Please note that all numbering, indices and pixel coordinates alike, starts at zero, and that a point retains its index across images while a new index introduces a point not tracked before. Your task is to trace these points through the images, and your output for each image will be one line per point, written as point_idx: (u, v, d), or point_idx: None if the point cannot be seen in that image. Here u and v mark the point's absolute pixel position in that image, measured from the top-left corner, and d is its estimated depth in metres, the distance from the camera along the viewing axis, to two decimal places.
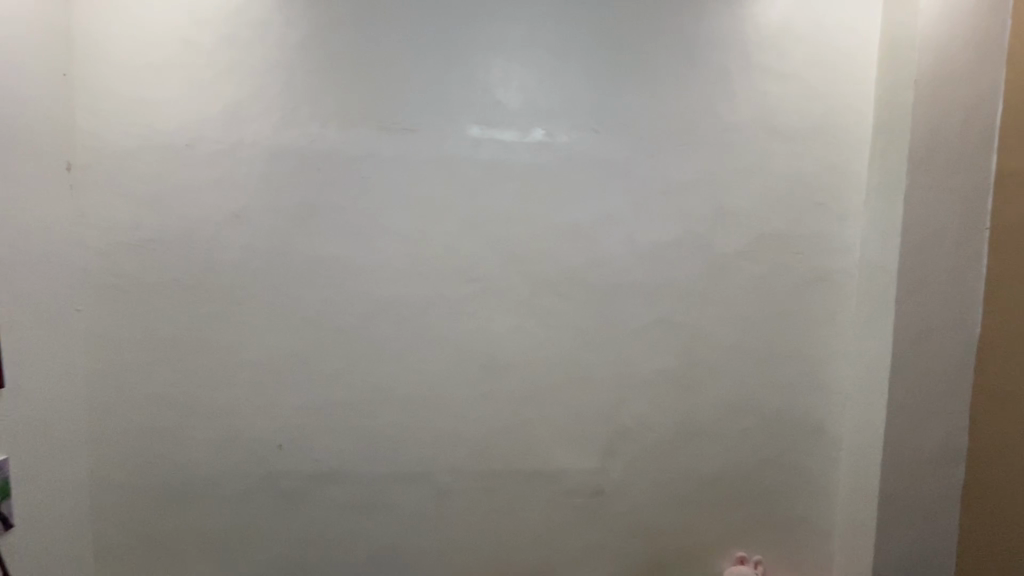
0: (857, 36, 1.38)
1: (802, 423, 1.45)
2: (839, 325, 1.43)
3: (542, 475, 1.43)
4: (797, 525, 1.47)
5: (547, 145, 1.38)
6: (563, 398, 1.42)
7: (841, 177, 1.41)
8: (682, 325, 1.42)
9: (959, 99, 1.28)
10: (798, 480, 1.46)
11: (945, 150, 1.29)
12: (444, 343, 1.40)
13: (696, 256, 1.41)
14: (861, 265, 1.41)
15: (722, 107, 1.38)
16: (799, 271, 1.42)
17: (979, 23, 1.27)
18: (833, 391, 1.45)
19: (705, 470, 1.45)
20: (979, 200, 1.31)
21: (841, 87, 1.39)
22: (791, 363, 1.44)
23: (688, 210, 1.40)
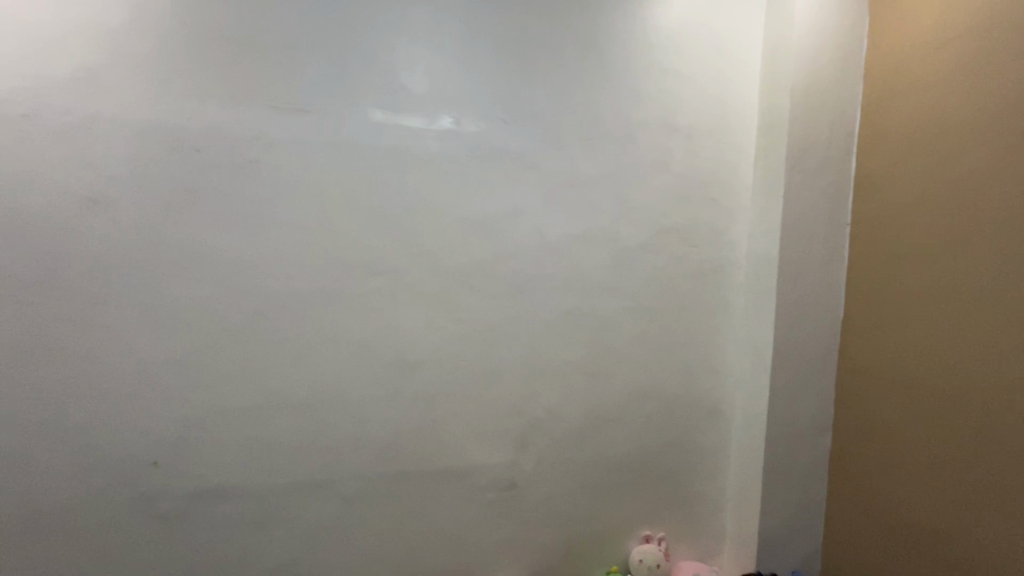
0: (743, 44, 1.49)
1: (699, 404, 1.55)
2: (729, 312, 1.54)
3: (455, 472, 1.40)
4: (695, 500, 1.57)
5: (455, 133, 1.33)
6: (475, 393, 1.39)
7: (730, 175, 1.51)
8: (590, 316, 1.45)
9: (826, 107, 1.43)
10: (696, 458, 1.56)
11: (816, 153, 1.43)
12: (346, 341, 1.31)
13: (603, 249, 1.44)
14: (748, 257, 1.53)
15: (625, 104, 1.43)
16: (695, 262, 1.50)
17: (840, 39, 1.42)
18: (724, 374, 1.56)
19: (613, 455, 1.49)
20: (842, 199, 1.47)
21: (730, 91, 1.49)
22: (689, 349, 1.52)
23: (595, 203, 1.43)
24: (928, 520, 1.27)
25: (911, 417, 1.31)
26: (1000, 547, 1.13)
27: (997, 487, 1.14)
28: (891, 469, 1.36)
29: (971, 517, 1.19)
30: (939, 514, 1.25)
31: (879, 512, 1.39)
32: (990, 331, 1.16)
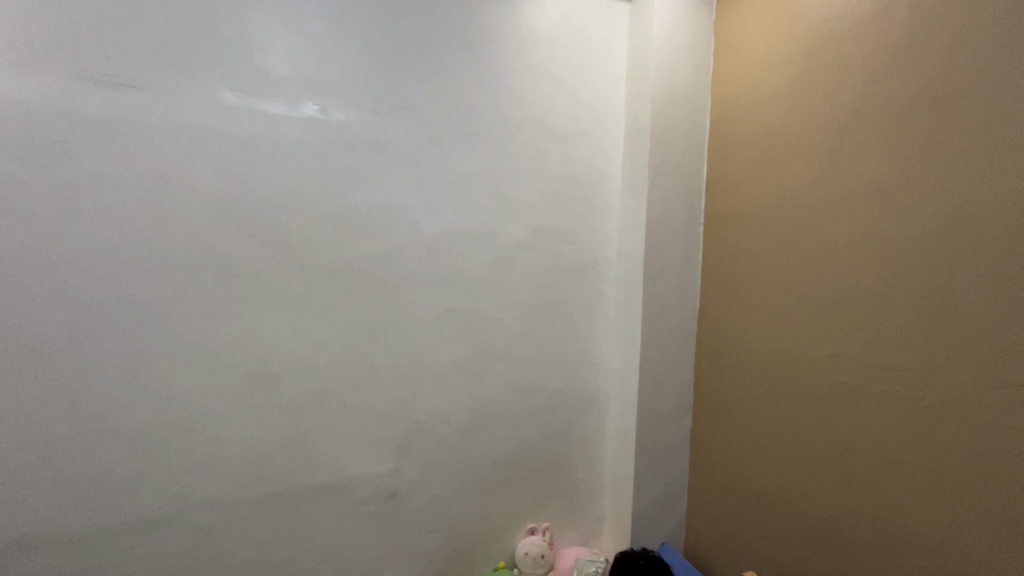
0: (610, 54, 1.57)
1: (578, 396, 1.61)
2: (602, 307, 1.63)
3: (330, 487, 1.30)
4: (576, 488, 1.64)
5: (321, 122, 1.23)
6: (348, 401, 1.30)
7: (600, 177, 1.59)
8: (471, 315, 1.44)
9: (682, 117, 1.55)
10: (576, 448, 1.63)
11: (674, 158, 1.55)
12: (194, 353, 1.15)
13: (483, 247, 1.44)
14: (618, 255, 1.63)
15: (502, 103, 1.43)
16: (571, 260, 1.56)
17: (692, 57, 1.56)
18: (600, 365, 1.64)
19: (498, 451, 1.50)
20: (696, 201, 1.61)
21: (600, 97, 1.57)
22: (567, 345, 1.58)
23: (474, 200, 1.41)
24: (788, 508, 1.34)
25: (763, 412, 1.41)
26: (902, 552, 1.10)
27: (835, 469, 1.22)
28: (744, 455, 1.47)
29: (818, 501, 1.27)
30: (794, 500, 1.33)
31: (745, 505, 1.47)
32: (859, 336, 1.18)
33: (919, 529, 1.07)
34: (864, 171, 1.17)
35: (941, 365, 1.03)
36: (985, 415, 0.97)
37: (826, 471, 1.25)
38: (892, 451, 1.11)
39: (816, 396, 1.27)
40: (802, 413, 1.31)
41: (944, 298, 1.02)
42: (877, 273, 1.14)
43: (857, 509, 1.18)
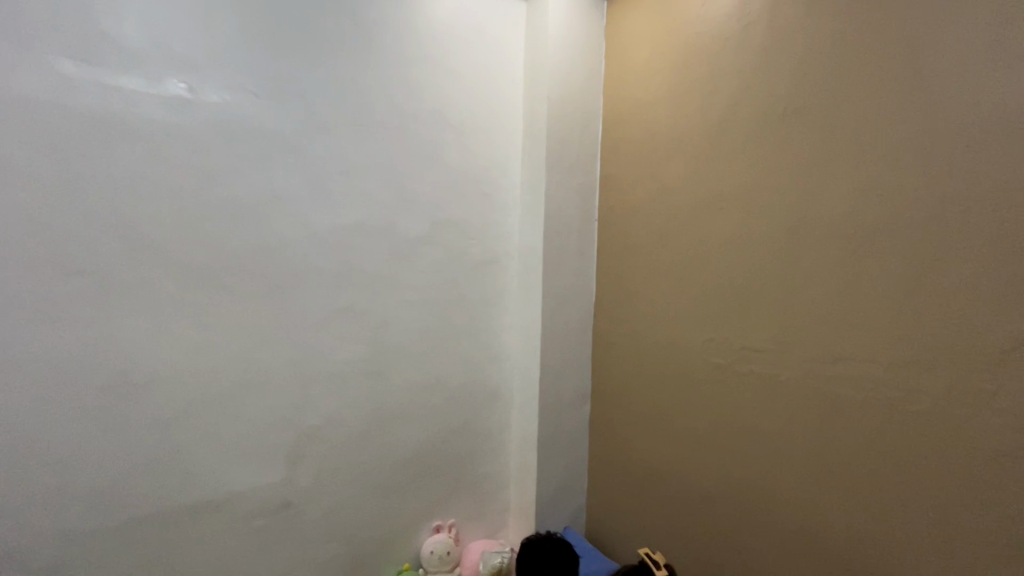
0: (507, 51, 1.59)
1: (481, 390, 1.62)
2: (504, 301, 1.65)
3: (209, 504, 1.18)
4: (482, 481, 1.64)
5: (189, 102, 1.11)
6: (229, 409, 1.19)
7: (500, 172, 1.60)
8: (369, 312, 1.38)
9: (576, 116, 1.61)
10: (480, 441, 1.63)
11: (570, 156, 1.61)
12: (29, 363, 0.99)
13: (380, 241, 1.39)
14: (519, 250, 1.65)
15: (398, 93, 1.39)
16: (472, 254, 1.56)
17: (585, 59, 1.62)
18: (502, 358, 1.66)
19: (400, 451, 1.46)
20: (591, 197, 1.68)
21: (498, 93, 1.58)
22: (469, 339, 1.58)
23: (369, 193, 1.36)
24: (675, 484, 1.44)
25: (653, 396, 1.50)
26: (789, 520, 1.18)
27: (724, 447, 1.31)
28: (636, 437, 1.56)
29: (699, 475, 1.37)
30: (679, 476, 1.43)
31: (638, 484, 1.56)
32: (736, 322, 1.29)
33: (799, 495, 1.16)
34: (735, 171, 1.28)
35: (804, 340, 1.15)
36: (828, 386, 1.11)
37: (716, 451, 1.33)
38: (770, 423, 1.21)
39: (702, 379, 1.37)
40: (690, 396, 1.40)
41: (806, 282, 1.14)
42: (751, 262, 1.25)
43: (733, 481, 1.29)
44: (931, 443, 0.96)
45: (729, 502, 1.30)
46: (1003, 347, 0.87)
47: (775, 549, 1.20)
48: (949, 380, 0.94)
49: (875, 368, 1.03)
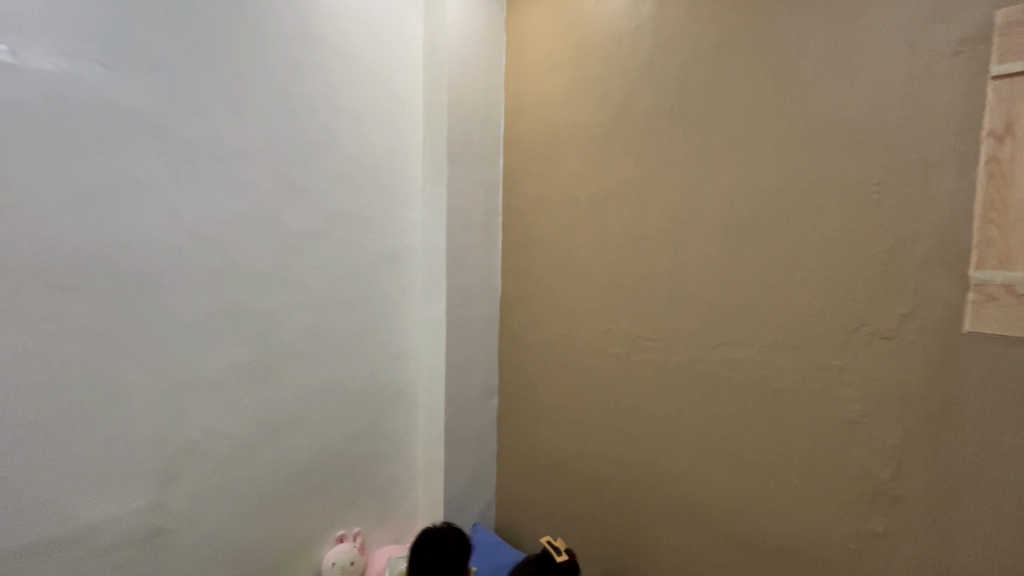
0: (404, 36, 1.53)
1: (384, 391, 1.56)
2: (407, 297, 1.59)
3: (57, 540, 1.01)
4: (387, 485, 1.58)
5: (12, 68, 0.93)
6: (79, 430, 1.03)
7: (400, 163, 1.54)
8: (253, 312, 1.26)
9: (477, 109, 1.59)
10: (385, 443, 1.57)
11: (472, 149, 1.58)
12: None
13: (265, 234, 1.27)
14: (422, 244, 1.60)
15: (282, 73, 1.28)
16: (371, 249, 1.49)
17: (485, 50, 1.60)
18: (407, 356, 1.61)
19: (294, 462, 1.36)
20: (494, 191, 1.67)
21: (395, 80, 1.51)
22: (369, 338, 1.51)
23: (251, 181, 1.24)
24: (579, 472, 1.48)
25: (557, 388, 1.53)
26: (682, 499, 1.25)
27: (623, 433, 1.37)
28: (541, 428, 1.58)
29: (601, 461, 1.42)
30: (583, 464, 1.47)
31: (544, 474, 1.58)
32: (632, 313, 1.34)
33: (689, 474, 1.23)
34: (629, 167, 1.34)
35: (691, 327, 1.23)
36: (712, 369, 1.19)
37: (616, 438, 1.38)
38: (662, 407, 1.28)
39: (602, 368, 1.42)
40: (591, 385, 1.45)
41: (692, 273, 1.22)
42: (644, 254, 1.31)
43: (632, 465, 1.35)
44: (795, 416, 1.07)
45: (629, 486, 1.36)
46: (849, 326, 0.99)
47: (670, 527, 1.27)
48: (809, 358, 1.04)
49: (750, 351, 1.13)
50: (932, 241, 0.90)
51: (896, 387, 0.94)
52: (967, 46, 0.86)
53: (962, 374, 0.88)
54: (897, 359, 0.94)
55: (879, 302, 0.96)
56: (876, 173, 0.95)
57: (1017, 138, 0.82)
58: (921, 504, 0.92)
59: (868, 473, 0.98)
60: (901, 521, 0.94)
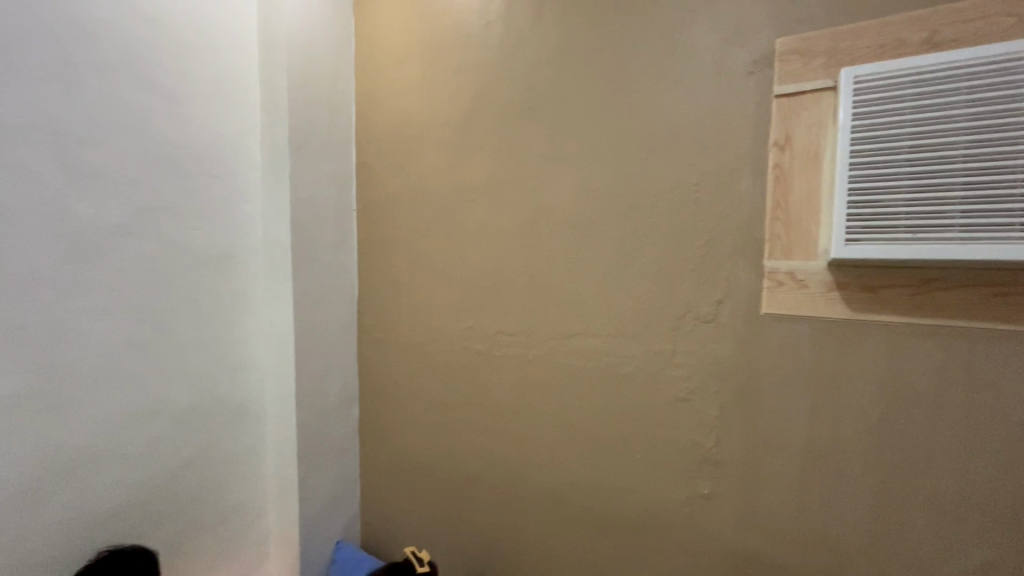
0: (233, 9, 1.35)
1: (221, 409, 1.37)
2: (247, 302, 1.42)
3: None
4: (229, 515, 1.39)
5: None
6: None
7: (232, 151, 1.37)
8: (33, 329, 1.01)
9: (323, 96, 1.47)
10: (224, 469, 1.38)
11: (319, 139, 1.46)
12: None
13: (49, 231, 1.03)
14: (263, 242, 1.44)
15: (67, 33, 1.04)
16: (199, 248, 1.30)
17: (331, 33, 1.49)
18: (249, 368, 1.43)
19: (100, 506, 1.12)
20: (346, 185, 1.56)
21: (223, 57, 1.33)
22: (200, 350, 1.31)
23: (25, 164, 0.99)
24: (444, 474, 1.45)
25: (421, 390, 1.48)
26: (542, 486, 1.29)
27: (486, 429, 1.37)
28: (405, 433, 1.52)
29: (466, 459, 1.41)
30: (448, 465, 1.44)
31: (410, 480, 1.52)
32: (490, 308, 1.35)
33: (548, 462, 1.27)
34: (483, 164, 1.34)
35: (545, 321, 1.27)
36: (565, 360, 1.24)
37: (478, 435, 1.38)
38: (522, 401, 1.31)
39: (464, 366, 1.40)
40: (453, 385, 1.43)
41: (544, 267, 1.26)
42: (499, 250, 1.33)
43: (495, 460, 1.36)
44: (637, 397, 1.15)
45: (493, 481, 1.36)
46: (677, 313, 1.10)
47: (534, 515, 1.30)
48: (647, 344, 1.14)
49: (597, 341, 1.20)
50: (737, 235, 1.03)
51: (714, 365, 1.07)
52: (758, 67, 1.00)
53: (761, 350, 1.02)
54: (714, 340, 1.07)
55: (699, 290, 1.08)
56: (694, 175, 1.07)
57: (793, 148, 0.97)
58: (735, 466, 1.06)
59: (696, 443, 1.09)
60: (722, 483, 1.07)
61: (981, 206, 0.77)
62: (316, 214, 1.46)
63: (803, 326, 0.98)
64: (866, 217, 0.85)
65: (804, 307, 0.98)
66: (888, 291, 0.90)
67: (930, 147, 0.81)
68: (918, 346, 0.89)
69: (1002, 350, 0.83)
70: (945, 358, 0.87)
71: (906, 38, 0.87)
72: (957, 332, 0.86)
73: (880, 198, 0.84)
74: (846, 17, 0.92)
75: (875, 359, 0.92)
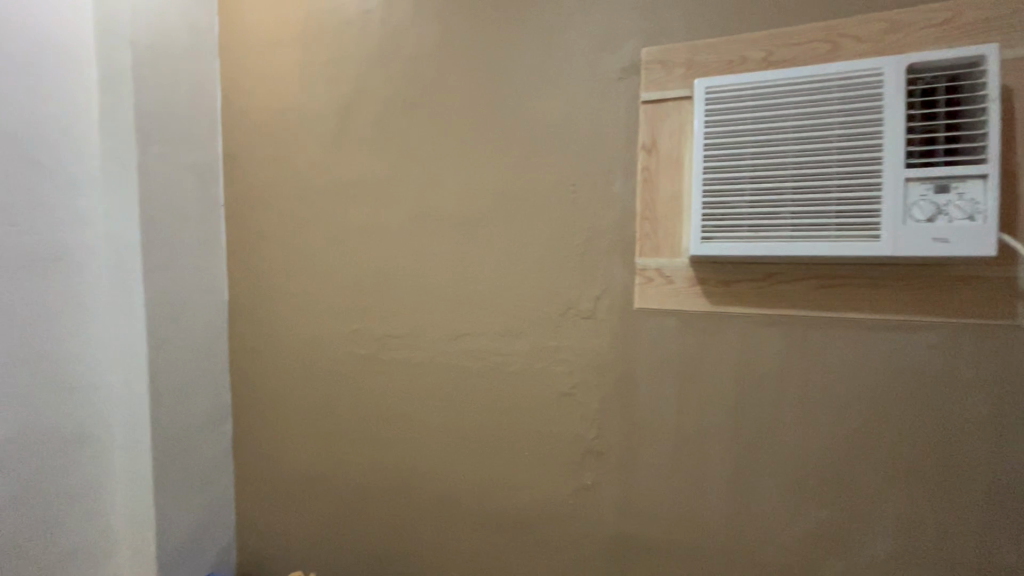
0: None
1: (53, 438, 1.16)
2: (85, 309, 1.22)
3: None
4: (65, 562, 1.19)
5: None
6: None
7: (60, 133, 1.16)
8: None
9: (179, 77, 1.31)
10: (57, 508, 1.17)
11: (175, 125, 1.30)
12: None
13: None
14: (105, 241, 1.25)
15: None
16: (15, 247, 1.08)
17: (188, 8, 1.33)
18: (89, 387, 1.23)
19: None
20: (210, 178, 1.41)
21: (45, 23, 1.13)
22: (20, 369, 1.10)
23: None
24: (330, 488, 1.36)
25: (302, 400, 1.38)
26: (432, 492, 1.25)
27: (374, 437, 1.30)
28: (285, 448, 1.41)
29: (353, 471, 1.33)
30: (334, 478, 1.35)
31: (292, 498, 1.41)
32: (376, 310, 1.29)
33: (439, 466, 1.24)
34: (365, 159, 1.28)
35: (432, 322, 1.23)
36: (453, 361, 1.22)
37: (365, 443, 1.31)
38: (410, 405, 1.26)
39: (349, 373, 1.32)
40: (338, 393, 1.34)
41: (429, 267, 1.23)
42: (383, 250, 1.27)
43: (383, 469, 1.30)
44: (525, 395, 1.16)
45: (382, 491, 1.30)
46: (560, 310, 1.13)
47: (425, 523, 1.26)
48: (532, 341, 1.15)
49: (485, 340, 1.19)
50: (612, 234, 1.08)
51: (595, 359, 1.11)
52: (627, 74, 1.05)
53: (636, 343, 1.07)
54: (593, 335, 1.10)
55: (580, 288, 1.11)
56: (573, 175, 1.10)
57: (659, 152, 1.03)
58: (615, 455, 1.10)
59: (581, 436, 1.12)
60: (603, 473, 1.11)
61: (807, 209, 0.87)
62: (171, 210, 1.30)
63: (672, 319, 1.04)
64: (718, 217, 0.92)
65: (671, 302, 1.04)
66: (739, 285, 0.99)
67: (768, 155, 0.89)
68: (764, 334, 0.98)
69: (829, 336, 0.95)
70: (785, 345, 0.97)
71: (749, 55, 0.96)
72: (795, 320, 0.96)
73: (728, 200, 0.92)
74: (701, 32, 1.00)
75: (731, 347, 1.01)
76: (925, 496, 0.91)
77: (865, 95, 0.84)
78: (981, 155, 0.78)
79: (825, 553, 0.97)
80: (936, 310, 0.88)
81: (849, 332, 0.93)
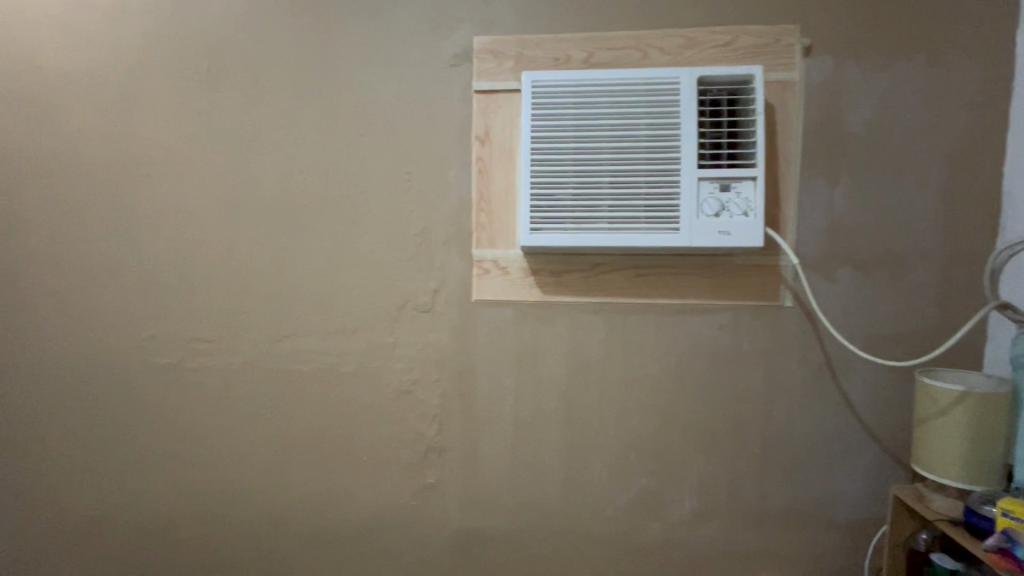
0: None
1: None
2: None
3: None
4: None
5: None
6: None
7: None
8: None
9: None
10: None
11: None
12: None
13: None
14: None
15: None
16: None
17: None
18: None
19: None
20: None
21: None
22: None
23: None
24: (122, 525, 1.13)
25: (79, 422, 1.12)
26: (255, 513, 1.11)
27: (180, 458, 1.11)
28: (57, 483, 1.14)
29: (152, 501, 1.12)
30: (129, 512, 1.13)
31: (68, 544, 1.14)
32: (178, 310, 1.10)
33: (262, 482, 1.10)
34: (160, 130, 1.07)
35: (250, 321, 1.09)
36: (277, 365, 1.09)
37: (168, 466, 1.11)
38: (226, 418, 1.10)
39: (145, 386, 1.11)
40: (129, 410, 1.11)
41: (245, 259, 1.08)
42: (186, 238, 1.08)
43: (193, 494, 1.12)
44: (360, 396, 1.08)
45: (192, 520, 1.12)
46: (397, 304, 1.07)
47: (247, 548, 1.12)
48: (367, 338, 1.08)
49: (314, 339, 1.08)
50: (447, 225, 1.05)
51: (434, 353, 1.07)
52: (460, 61, 1.03)
53: (474, 334, 1.06)
54: (432, 329, 1.07)
55: (416, 280, 1.06)
56: (407, 162, 1.05)
57: (492, 142, 1.03)
58: (456, 450, 1.08)
59: (421, 434, 1.08)
60: (444, 469, 1.09)
61: (621, 204, 0.93)
62: None
63: (507, 309, 1.05)
64: (545, 209, 0.95)
65: (506, 293, 1.05)
66: (568, 274, 1.04)
67: (588, 150, 0.94)
68: (590, 322, 1.04)
69: (643, 321, 1.04)
70: (608, 331, 1.04)
71: (573, 55, 1.00)
72: (615, 307, 1.04)
73: (554, 192, 0.95)
74: (529, 28, 1.01)
75: (561, 335, 1.05)
76: (717, 457, 1.04)
77: (667, 100, 0.93)
78: (752, 160, 0.91)
79: (644, 517, 1.06)
80: (725, 295, 1.01)
81: (659, 317, 1.03)
